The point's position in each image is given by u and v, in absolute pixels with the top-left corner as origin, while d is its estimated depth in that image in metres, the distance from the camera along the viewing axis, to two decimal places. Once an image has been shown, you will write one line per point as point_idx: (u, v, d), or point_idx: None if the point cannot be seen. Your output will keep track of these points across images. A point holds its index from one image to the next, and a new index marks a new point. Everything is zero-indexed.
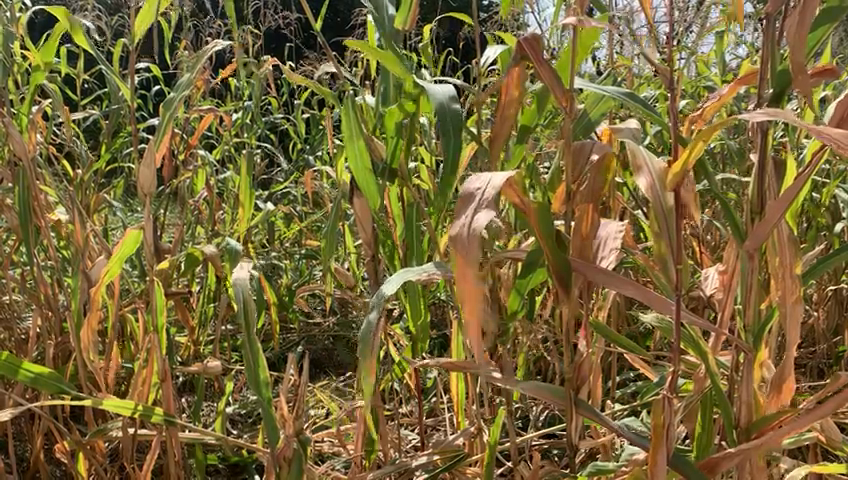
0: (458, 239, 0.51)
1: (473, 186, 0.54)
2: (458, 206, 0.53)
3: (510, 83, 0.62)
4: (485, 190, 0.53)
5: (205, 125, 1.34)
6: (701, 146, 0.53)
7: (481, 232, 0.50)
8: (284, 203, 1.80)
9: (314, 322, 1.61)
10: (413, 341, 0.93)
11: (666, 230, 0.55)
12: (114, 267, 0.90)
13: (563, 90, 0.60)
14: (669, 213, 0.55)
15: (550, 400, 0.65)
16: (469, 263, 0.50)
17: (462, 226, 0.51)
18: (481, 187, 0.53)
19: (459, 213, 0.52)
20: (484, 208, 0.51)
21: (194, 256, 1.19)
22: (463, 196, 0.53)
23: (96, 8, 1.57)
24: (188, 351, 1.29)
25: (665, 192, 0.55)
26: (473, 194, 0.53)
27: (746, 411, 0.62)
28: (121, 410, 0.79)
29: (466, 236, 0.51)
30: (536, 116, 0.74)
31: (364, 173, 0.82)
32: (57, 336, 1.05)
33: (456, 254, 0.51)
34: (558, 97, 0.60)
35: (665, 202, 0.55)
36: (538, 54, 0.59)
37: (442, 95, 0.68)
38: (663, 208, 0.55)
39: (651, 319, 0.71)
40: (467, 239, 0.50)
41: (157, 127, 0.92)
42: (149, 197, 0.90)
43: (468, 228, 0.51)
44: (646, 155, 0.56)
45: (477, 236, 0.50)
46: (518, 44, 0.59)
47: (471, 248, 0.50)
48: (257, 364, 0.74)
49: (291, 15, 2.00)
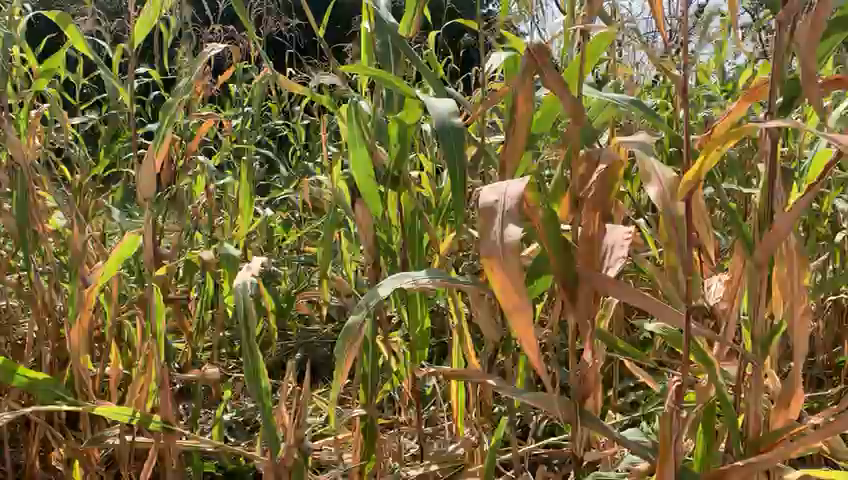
0: (493, 254, 0.51)
1: (490, 199, 0.52)
2: (479, 220, 0.52)
3: (525, 91, 0.60)
4: (505, 202, 0.52)
5: (205, 131, 1.33)
6: (712, 158, 0.53)
7: (516, 245, 0.50)
8: (284, 209, 1.79)
9: (313, 329, 1.59)
10: (413, 349, 0.92)
11: (678, 238, 0.55)
12: (112, 271, 0.90)
13: (569, 96, 0.59)
14: (679, 223, 0.55)
15: (549, 408, 0.63)
16: (510, 276, 0.51)
17: (493, 242, 0.51)
18: (500, 197, 0.52)
19: (485, 229, 0.51)
20: (511, 221, 0.51)
21: (193, 262, 1.18)
22: (483, 210, 0.52)
23: (96, 13, 1.57)
24: (186, 357, 1.28)
25: (675, 202, 0.55)
26: (493, 207, 0.52)
27: (754, 424, 0.61)
28: (118, 417, 0.79)
29: (500, 250, 0.51)
30: (545, 123, 0.74)
31: (366, 182, 0.81)
32: (54, 342, 1.05)
33: (491, 267, 0.51)
34: (565, 102, 0.59)
35: (677, 211, 0.55)
36: (546, 60, 0.58)
37: (441, 109, 0.67)
38: (674, 217, 0.55)
39: (653, 327, 0.71)
40: (501, 253, 0.51)
41: (156, 132, 0.91)
42: (147, 202, 0.90)
43: (501, 243, 0.51)
44: (653, 162, 0.56)
45: (511, 248, 0.51)
46: (526, 51, 0.59)
47: (510, 259, 0.51)
48: (257, 371, 0.73)
49: (292, 21, 1.99)
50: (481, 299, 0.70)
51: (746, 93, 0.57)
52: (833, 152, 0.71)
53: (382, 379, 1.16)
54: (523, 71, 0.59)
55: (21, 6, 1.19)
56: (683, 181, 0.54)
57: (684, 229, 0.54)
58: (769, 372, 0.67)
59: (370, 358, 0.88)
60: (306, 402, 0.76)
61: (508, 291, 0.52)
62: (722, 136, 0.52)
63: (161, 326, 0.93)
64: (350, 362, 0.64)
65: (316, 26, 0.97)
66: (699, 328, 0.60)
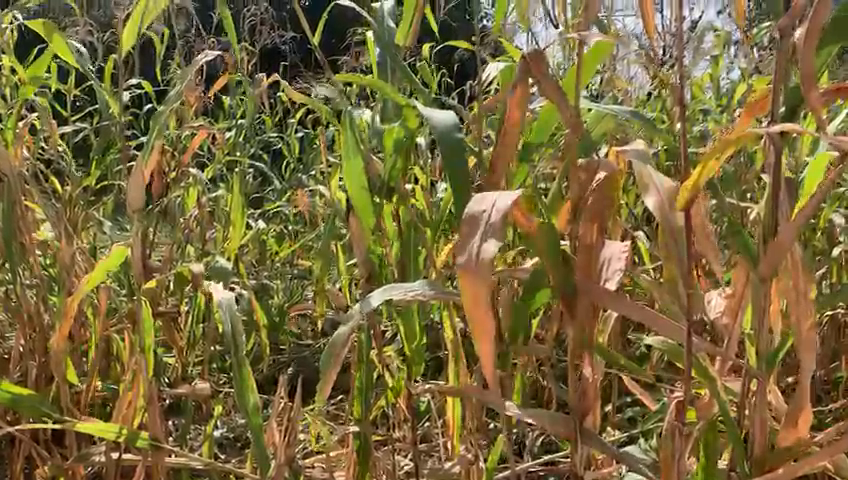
0: (465, 273, 0.49)
1: (477, 209, 0.51)
2: (462, 230, 0.51)
3: (518, 99, 0.58)
4: (491, 214, 0.50)
5: (197, 143, 1.32)
6: (710, 169, 0.50)
7: (490, 260, 0.48)
8: (277, 222, 1.77)
9: (305, 344, 1.57)
10: (408, 364, 0.90)
11: (675, 249, 0.54)
12: (98, 282, 0.88)
13: (568, 106, 0.58)
14: (679, 234, 0.53)
15: (550, 425, 0.61)
16: (482, 294, 0.48)
17: (469, 254, 0.49)
18: (486, 208, 0.51)
19: (465, 239, 0.50)
20: (491, 235, 0.49)
21: (184, 275, 1.16)
22: (467, 220, 0.51)
23: (88, 23, 1.56)
24: (176, 372, 1.26)
25: (673, 214, 0.53)
26: (478, 217, 0.51)
27: (759, 443, 0.60)
28: (102, 434, 0.78)
29: (474, 264, 0.49)
30: (544, 132, 0.73)
31: (359, 192, 0.79)
32: (40, 356, 1.02)
33: (463, 284, 0.49)
34: (563, 111, 0.58)
35: (676, 222, 0.53)
36: (543, 71, 0.57)
37: (441, 115, 0.65)
38: (674, 228, 0.53)
39: (655, 342, 0.69)
40: (476, 268, 0.48)
41: (145, 143, 0.90)
42: (136, 214, 0.88)
43: (476, 256, 0.49)
44: (651, 171, 0.54)
45: (486, 263, 0.48)
46: (522, 60, 0.58)
47: (480, 278, 0.48)
48: (246, 385, 0.71)
49: (286, 34, 1.98)
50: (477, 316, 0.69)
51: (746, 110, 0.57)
52: (831, 156, 0.69)
53: (376, 394, 1.14)
54: (519, 77, 0.58)
55: (11, 16, 1.18)
56: (682, 190, 0.52)
57: (686, 240, 0.53)
58: (773, 387, 0.65)
59: (364, 373, 0.86)
60: (296, 419, 0.74)
61: (478, 313, 0.49)
62: (723, 145, 0.50)
63: (149, 340, 0.91)
64: (333, 376, 0.66)
65: (311, 34, 0.95)
66: (701, 342, 0.59)
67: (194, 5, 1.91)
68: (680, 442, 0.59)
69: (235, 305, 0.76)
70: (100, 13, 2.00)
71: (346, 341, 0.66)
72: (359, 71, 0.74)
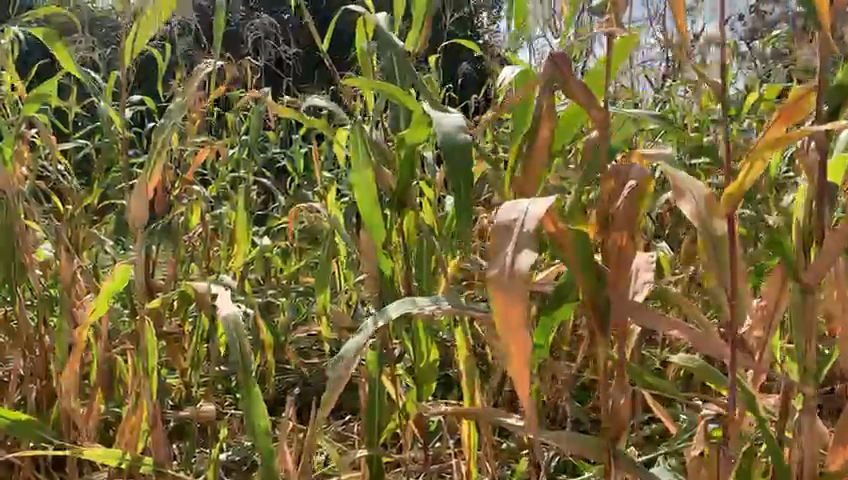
0: (496, 285, 0.45)
1: (509, 217, 0.47)
2: (493, 240, 0.47)
3: (546, 102, 0.55)
4: (524, 222, 0.46)
5: (201, 158, 1.29)
6: (758, 168, 0.49)
7: (524, 274, 0.44)
8: (282, 238, 1.73)
9: (312, 362, 1.53)
10: (420, 382, 0.87)
11: (717, 261, 0.50)
12: (101, 304, 0.86)
13: (597, 107, 0.55)
14: (720, 242, 0.49)
15: (585, 452, 0.56)
16: (517, 310, 0.44)
17: (501, 266, 0.45)
18: (520, 216, 0.47)
19: (496, 250, 0.46)
20: (525, 246, 0.46)
21: (187, 293, 1.13)
22: (498, 229, 0.47)
23: (90, 40, 1.54)
24: (181, 393, 1.23)
25: (715, 221, 0.50)
26: (511, 226, 0.47)
27: (809, 464, 0.56)
28: (106, 460, 0.75)
29: (506, 277, 0.45)
30: (571, 131, 0.70)
31: (369, 203, 0.76)
32: (42, 379, 0.99)
33: (494, 297, 0.45)
34: (589, 111, 0.55)
35: (715, 230, 0.49)
36: (569, 74, 0.54)
37: (447, 124, 0.59)
38: (715, 236, 0.49)
39: (680, 359, 0.65)
40: (508, 282, 0.45)
41: (147, 157, 0.87)
42: (139, 232, 0.85)
43: (510, 268, 0.45)
44: (686, 178, 0.50)
45: (521, 278, 0.44)
46: (547, 63, 0.54)
47: (513, 293, 0.45)
48: (253, 401, 0.67)
49: (290, 49, 1.96)
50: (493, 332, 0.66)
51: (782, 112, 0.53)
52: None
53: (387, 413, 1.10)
54: (543, 80, 0.54)
55: (11, 32, 1.16)
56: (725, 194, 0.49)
57: (727, 250, 0.49)
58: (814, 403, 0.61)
59: (375, 394, 0.82)
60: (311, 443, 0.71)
61: (512, 331, 0.45)
62: (768, 144, 0.48)
63: (153, 362, 0.87)
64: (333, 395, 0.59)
65: (319, 40, 0.90)
66: (743, 357, 0.55)
67: (196, 20, 1.89)
68: (723, 463, 0.56)
69: (241, 323, 0.72)
70: (102, 29, 1.99)
71: (351, 361, 0.59)
72: (370, 75, 0.70)
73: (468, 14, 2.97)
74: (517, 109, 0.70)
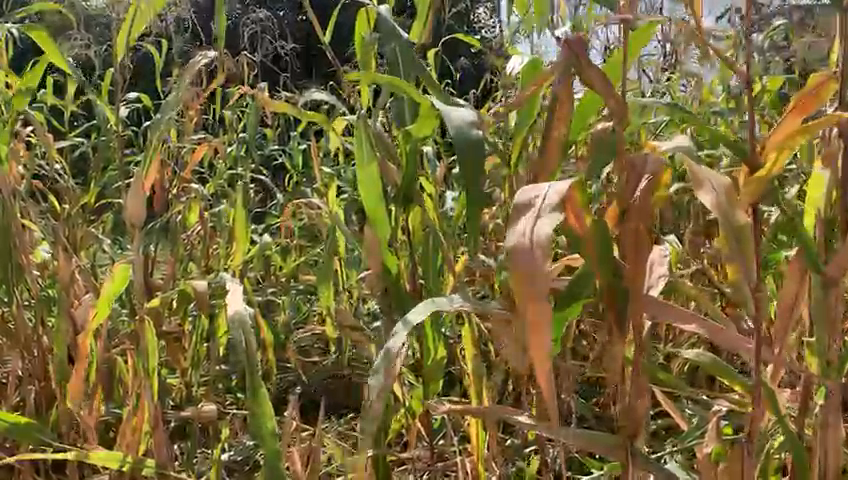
0: (514, 254, 0.44)
1: (528, 195, 0.47)
2: (512, 216, 0.46)
3: (563, 90, 0.54)
4: (545, 198, 0.46)
5: (199, 155, 1.27)
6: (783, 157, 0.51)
7: (545, 242, 0.43)
8: (281, 236, 1.72)
9: (313, 361, 1.51)
10: (426, 380, 0.85)
11: (738, 252, 0.49)
12: (101, 305, 0.84)
13: (613, 97, 0.53)
14: (740, 233, 0.48)
15: (594, 447, 0.55)
16: (538, 279, 0.43)
17: (521, 235, 0.44)
18: (540, 193, 0.46)
19: (515, 223, 0.45)
20: (546, 217, 0.45)
21: (187, 291, 1.12)
22: (517, 205, 0.46)
23: (85, 37, 1.52)
24: (181, 393, 1.21)
25: (734, 211, 0.48)
26: (531, 203, 0.46)
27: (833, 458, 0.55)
28: (107, 463, 0.74)
29: (525, 247, 0.44)
30: (584, 119, 0.69)
31: (374, 198, 0.74)
32: (39, 381, 0.98)
33: (512, 265, 0.44)
34: (607, 99, 0.53)
35: (734, 220, 0.48)
36: (584, 59, 0.52)
37: (458, 118, 0.57)
38: (735, 227, 0.48)
39: (694, 354, 0.64)
40: (529, 250, 0.44)
41: (144, 153, 0.85)
42: (137, 230, 0.83)
43: (531, 236, 0.44)
44: (705, 169, 0.49)
45: (542, 246, 0.43)
46: (565, 45, 0.53)
47: (530, 261, 0.43)
48: (260, 402, 0.66)
49: (287, 45, 1.95)
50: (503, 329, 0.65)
51: (798, 101, 0.53)
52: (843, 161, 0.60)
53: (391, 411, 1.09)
54: (560, 67, 0.53)
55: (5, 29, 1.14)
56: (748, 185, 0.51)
57: (748, 241, 0.48)
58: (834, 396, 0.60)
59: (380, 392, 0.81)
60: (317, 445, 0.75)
61: (530, 301, 0.44)
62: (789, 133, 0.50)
63: (153, 362, 0.86)
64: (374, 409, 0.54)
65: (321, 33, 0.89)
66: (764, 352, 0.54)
67: (192, 16, 1.87)
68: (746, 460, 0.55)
69: (247, 320, 0.70)
70: (97, 27, 1.97)
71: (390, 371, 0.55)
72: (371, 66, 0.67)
73: (465, 10, 2.95)
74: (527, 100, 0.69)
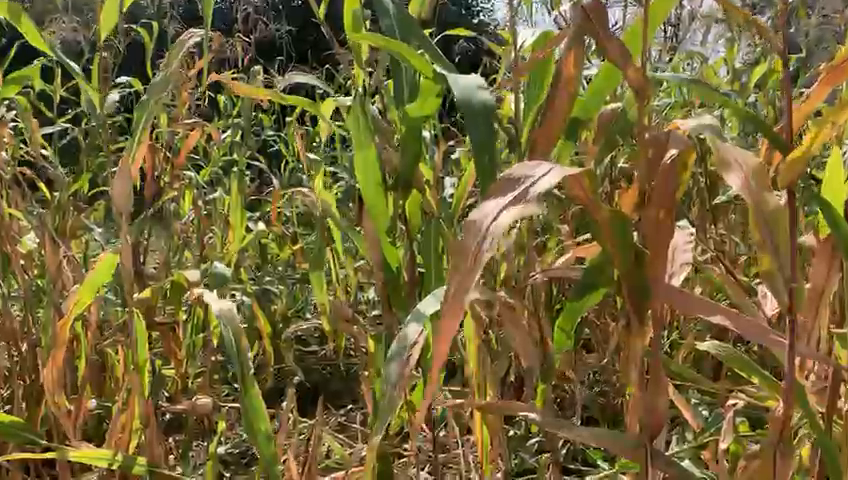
0: (467, 231, 0.42)
1: (524, 172, 0.44)
2: (497, 186, 0.44)
3: (574, 55, 0.53)
4: (534, 184, 0.43)
5: (192, 141, 1.24)
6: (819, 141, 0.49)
7: (499, 234, 0.41)
8: (277, 223, 1.69)
9: (310, 350, 1.48)
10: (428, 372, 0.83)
11: (774, 238, 0.48)
12: (88, 296, 0.81)
13: (633, 69, 0.51)
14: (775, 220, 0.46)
15: (610, 446, 0.53)
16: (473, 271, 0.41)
17: (484, 215, 0.42)
18: (532, 176, 0.44)
19: (494, 195, 0.44)
20: (518, 206, 0.43)
21: (180, 282, 1.08)
22: (504, 180, 0.44)
23: (71, 18, 1.47)
24: (177, 385, 1.18)
25: (767, 193, 0.47)
26: (518, 181, 0.44)
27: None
28: (97, 461, 0.72)
29: (480, 230, 0.42)
30: (600, 95, 0.67)
31: (373, 187, 0.71)
32: (28, 375, 0.95)
33: (460, 243, 0.42)
34: (624, 72, 0.51)
35: (766, 205, 0.47)
36: (601, 28, 0.50)
37: (467, 81, 0.57)
38: (767, 215, 0.47)
39: (711, 348, 0.62)
40: (479, 237, 0.42)
41: (130, 136, 0.81)
42: (124, 217, 0.80)
43: (490, 223, 0.42)
44: (731, 149, 0.47)
45: (494, 237, 0.41)
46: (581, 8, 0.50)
47: (473, 245, 0.42)
48: (252, 397, 0.64)
49: (281, 28, 1.90)
50: (516, 321, 0.64)
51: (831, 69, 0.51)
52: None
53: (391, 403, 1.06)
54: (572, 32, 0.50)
55: None
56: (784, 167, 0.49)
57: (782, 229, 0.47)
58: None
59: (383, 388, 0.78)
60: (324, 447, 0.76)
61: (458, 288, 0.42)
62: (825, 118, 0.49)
63: (144, 355, 0.82)
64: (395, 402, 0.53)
65: (314, 9, 0.85)
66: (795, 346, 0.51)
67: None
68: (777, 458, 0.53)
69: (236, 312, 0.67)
70: None
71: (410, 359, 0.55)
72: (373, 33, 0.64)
73: None
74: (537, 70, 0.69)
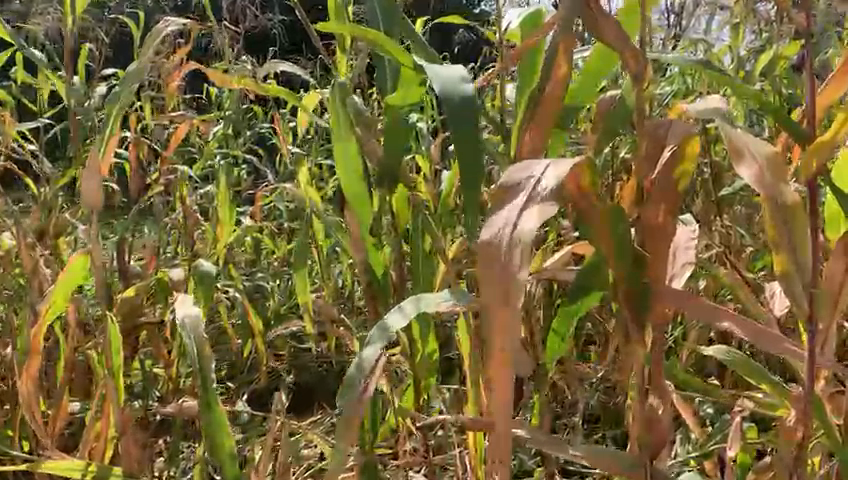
0: (488, 249, 0.38)
1: (520, 175, 0.41)
2: (496, 200, 0.40)
3: (566, 46, 0.48)
4: (540, 180, 0.40)
5: (179, 134, 1.20)
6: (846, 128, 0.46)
7: (531, 238, 0.38)
8: (271, 218, 1.64)
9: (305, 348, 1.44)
10: (417, 376, 0.79)
11: (790, 234, 0.45)
12: (60, 297, 0.77)
13: (631, 54, 0.47)
14: (789, 215, 0.44)
15: (609, 467, 0.50)
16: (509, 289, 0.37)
17: (501, 227, 0.38)
18: (533, 176, 0.41)
19: (500, 208, 0.40)
20: (533, 207, 0.39)
21: (163, 281, 1.04)
22: (504, 187, 0.41)
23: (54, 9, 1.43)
24: (167, 386, 1.14)
25: (783, 184, 0.43)
26: (522, 184, 0.40)
27: None
28: (69, 472, 0.69)
29: (504, 246, 0.38)
30: (594, 79, 0.64)
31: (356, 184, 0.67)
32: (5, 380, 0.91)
33: (483, 271, 0.38)
34: (622, 56, 0.47)
35: (782, 195, 0.43)
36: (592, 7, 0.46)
37: (449, 74, 0.53)
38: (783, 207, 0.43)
39: (716, 352, 0.57)
40: (507, 253, 0.38)
41: (100, 131, 0.77)
42: (95, 216, 0.75)
43: (514, 232, 0.38)
44: (743, 135, 0.43)
45: (524, 244, 0.38)
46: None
47: (504, 262, 0.37)
48: (213, 411, 0.62)
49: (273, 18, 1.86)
50: None
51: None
52: None
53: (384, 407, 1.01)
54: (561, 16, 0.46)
55: None
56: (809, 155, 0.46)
57: (797, 223, 0.44)
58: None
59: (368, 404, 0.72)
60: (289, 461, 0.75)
61: (492, 313, 0.37)
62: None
63: (120, 361, 0.78)
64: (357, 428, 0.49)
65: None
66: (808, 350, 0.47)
67: None
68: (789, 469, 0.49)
69: (192, 323, 0.67)
70: None
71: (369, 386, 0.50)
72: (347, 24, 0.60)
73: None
74: (524, 61, 0.64)
